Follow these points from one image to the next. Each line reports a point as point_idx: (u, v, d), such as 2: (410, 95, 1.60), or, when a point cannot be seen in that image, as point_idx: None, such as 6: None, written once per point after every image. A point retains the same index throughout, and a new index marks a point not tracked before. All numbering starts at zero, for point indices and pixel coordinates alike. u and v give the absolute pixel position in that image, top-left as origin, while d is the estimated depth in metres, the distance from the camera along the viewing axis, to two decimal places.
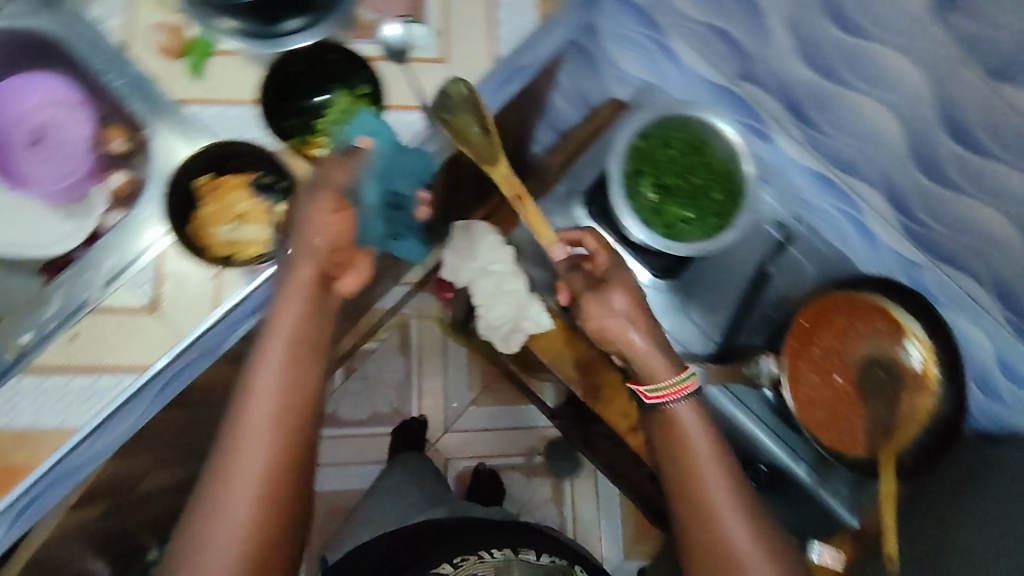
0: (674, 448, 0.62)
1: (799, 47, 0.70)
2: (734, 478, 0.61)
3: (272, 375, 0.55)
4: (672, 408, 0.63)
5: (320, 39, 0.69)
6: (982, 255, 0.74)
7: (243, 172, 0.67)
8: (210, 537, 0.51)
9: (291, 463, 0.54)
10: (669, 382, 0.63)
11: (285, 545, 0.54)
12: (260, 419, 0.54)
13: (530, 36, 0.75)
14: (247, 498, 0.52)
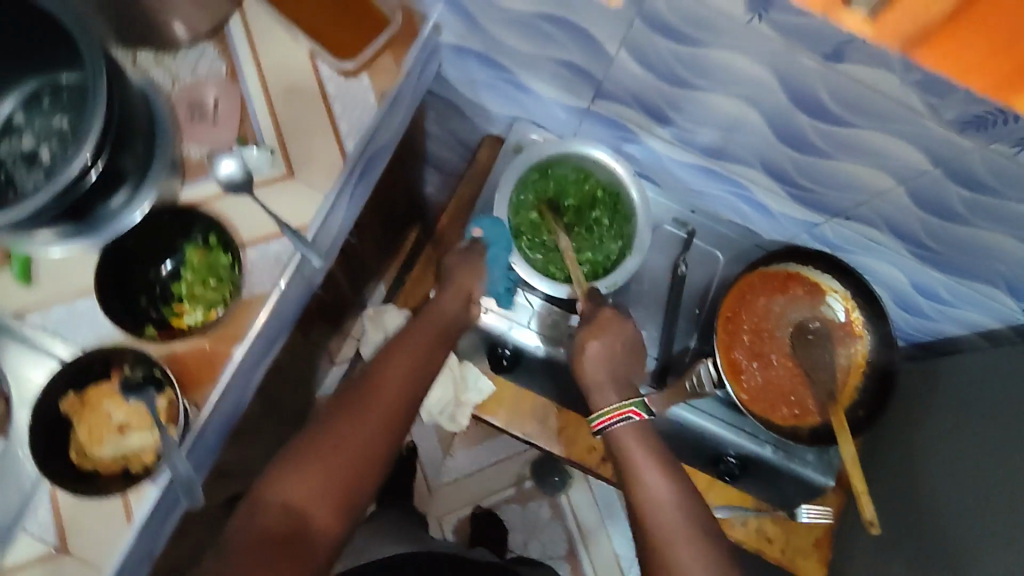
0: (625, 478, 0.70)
1: (638, 63, 0.66)
2: (664, 480, 0.69)
3: (430, 356, 0.73)
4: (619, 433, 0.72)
5: (153, 198, 0.63)
6: (869, 206, 0.75)
7: (107, 377, 0.61)
8: (327, 458, 0.64)
9: (390, 443, 0.67)
10: (608, 409, 0.72)
11: (363, 488, 0.65)
12: (390, 396, 0.69)
13: (373, 119, 0.72)
14: (355, 447, 0.65)
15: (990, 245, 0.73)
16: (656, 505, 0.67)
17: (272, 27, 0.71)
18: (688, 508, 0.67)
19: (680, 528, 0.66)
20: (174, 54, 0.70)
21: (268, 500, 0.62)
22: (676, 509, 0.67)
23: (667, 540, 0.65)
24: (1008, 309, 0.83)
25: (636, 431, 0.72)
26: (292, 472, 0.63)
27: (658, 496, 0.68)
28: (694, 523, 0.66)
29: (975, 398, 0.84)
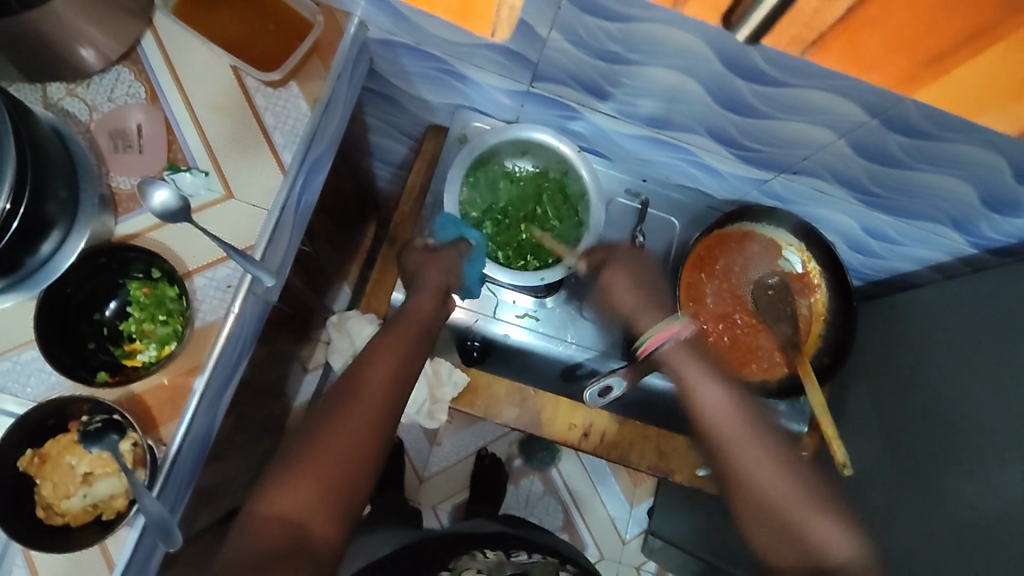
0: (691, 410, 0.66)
1: (572, 42, 0.65)
2: (715, 382, 0.66)
3: (409, 345, 0.67)
4: (662, 351, 0.70)
5: (82, 234, 0.60)
6: (815, 159, 0.76)
7: (66, 429, 0.60)
8: (320, 459, 0.57)
9: (382, 437, 0.61)
10: (651, 332, 0.70)
11: (361, 484, 0.58)
12: (375, 390, 0.62)
13: (307, 128, 0.70)
14: (348, 445, 0.58)
15: (932, 185, 0.74)
16: (716, 416, 0.65)
17: (189, 44, 0.68)
18: (757, 419, 0.64)
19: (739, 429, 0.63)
20: (85, 83, 0.67)
21: (259, 518, 0.54)
22: (743, 413, 0.64)
23: (734, 446, 0.62)
24: (954, 243, 0.86)
25: (683, 346, 0.70)
26: (285, 480, 0.56)
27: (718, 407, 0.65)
28: (757, 424, 0.64)
29: (932, 333, 0.87)
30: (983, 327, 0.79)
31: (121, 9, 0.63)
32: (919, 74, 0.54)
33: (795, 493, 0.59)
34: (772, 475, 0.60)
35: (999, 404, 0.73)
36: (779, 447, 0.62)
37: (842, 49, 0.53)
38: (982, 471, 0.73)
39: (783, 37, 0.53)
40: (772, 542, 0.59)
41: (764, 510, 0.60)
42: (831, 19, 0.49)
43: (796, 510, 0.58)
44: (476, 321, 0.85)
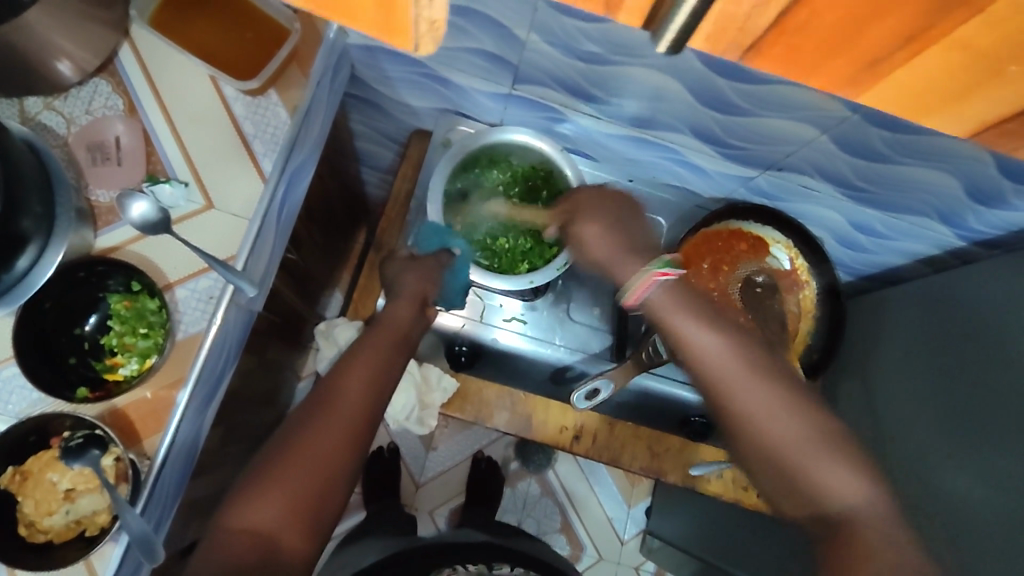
0: (715, 400, 0.56)
1: (551, 43, 0.64)
2: (710, 324, 0.57)
3: (386, 356, 0.66)
4: (648, 300, 0.59)
5: (60, 247, 0.59)
6: (799, 155, 0.76)
7: (48, 445, 0.59)
8: (290, 474, 0.56)
9: (357, 449, 0.60)
10: (635, 281, 0.59)
11: (333, 496, 0.58)
12: (348, 403, 0.61)
13: (287, 137, 0.69)
14: (319, 460, 0.57)
15: (917, 179, 0.74)
16: (712, 361, 0.56)
17: (166, 54, 0.68)
18: (751, 357, 0.56)
19: (738, 370, 0.55)
20: (63, 96, 0.66)
21: (227, 530, 0.54)
22: (738, 355, 0.55)
23: (727, 382, 0.55)
24: (942, 236, 0.85)
25: (670, 290, 0.58)
26: (255, 492, 0.55)
27: (708, 349, 0.56)
28: (759, 364, 0.55)
29: (922, 326, 0.87)
30: (972, 321, 0.79)
31: (98, 22, 0.63)
32: (855, 79, 0.37)
33: (791, 426, 0.53)
34: (767, 409, 0.54)
35: (988, 397, 0.73)
36: (777, 380, 0.55)
37: (783, 55, 0.37)
38: (974, 465, 0.73)
39: (717, 41, 0.37)
40: (776, 487, 0.54)
41: (767, 455, 0.53)
42: (768, 22, 0.34)
43: (801, 454, 0.52)
44: (462, 325, 0.83)
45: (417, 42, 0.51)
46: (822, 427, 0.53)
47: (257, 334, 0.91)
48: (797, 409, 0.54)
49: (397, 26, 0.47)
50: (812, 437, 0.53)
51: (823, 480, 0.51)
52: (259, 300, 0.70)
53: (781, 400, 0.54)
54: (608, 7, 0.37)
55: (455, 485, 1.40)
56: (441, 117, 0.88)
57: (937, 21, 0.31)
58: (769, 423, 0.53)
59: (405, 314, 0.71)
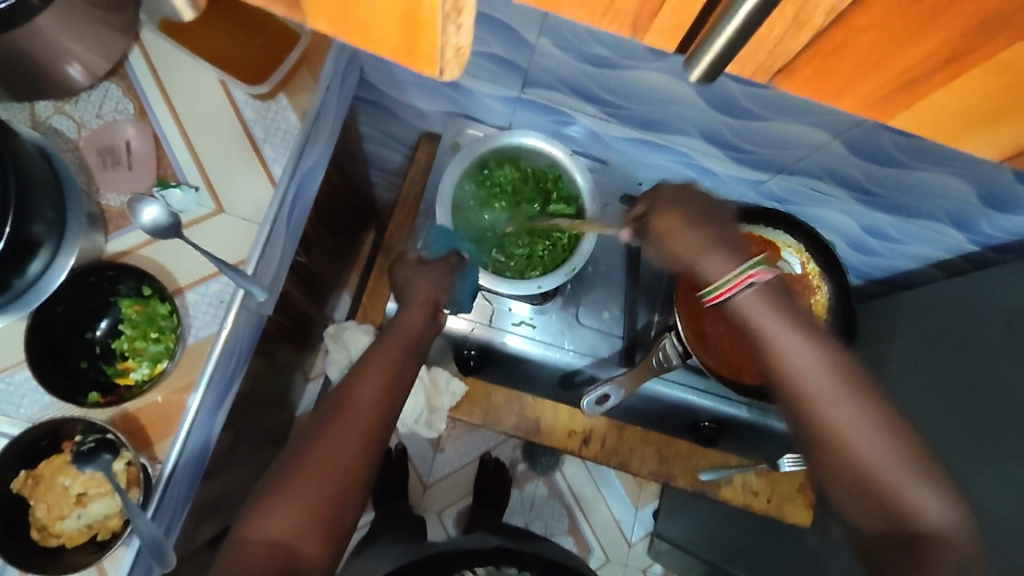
0: (799, 413, 0.54)
1: (561, 47, 0.64)
2: (804, 333, 0.55)
3: (399, 361, 0.67)
4: (736, 303, 0.56)
5: (71, 252, 0.60)
6: (810, 159, 0.75)
7: (59, 449, 0.59)
8: (308, 481, 0.56)
9: (372, 456, 0.60)
10: (727, 277, 0.56)
11: (350, 503, 0.58)
12: (362, 411, 0.61)
13: (297, 140, 0.69)
14: (335, 466, 0.58)
15: (930, 184, 0.73)
16: (801, 371, 0.54)
17: (176, 58, 0.68)
18: (847, 372, 0.54)
19: (831, 385, 0.53)
20: (73, 101, 0.67)
21: (246, 541, 0.53)
22: (832, 371, 0.53)
23: (819, 400, 0.53)
24: (955, 240, 0.85)
25: (763, 295, 0.55)
26: (272, 501, 0.55)
27: (800, 359, 0.54)
28: (853, 381, 0.53)
29: (934, 331, 0.86)
30: (986, 327, 0.78)
31: (107, 26, 0.63)
32: (886, 102, 0.33)
33: (880, 447, 0.52)
34: (860, 424, 0.52)
35: (1001, 404, 0.72)
36: (868, 397, 0.53)
37: (812, 75, 0.32)
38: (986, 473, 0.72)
39: (747, 62, 0.32)
40: (859, 505, 0.53)
41: (851, 468, 0.52)
42: (803, 44, 0.30)
43: (887, 471, 0.51)
44: (470, 329, 0.83)
45: (447, 68, 0.39)
46: (912, 447, 0.52)
47: (266, 337, 0.91)
48: (885, 429, 0.52)
49: (426, 57, 0.38)
50: (900, 456, 0.52)
51: (912, 507, 0.50)
52: (269, 304, 0.70)
53: (870, 417, 0.53)
54: (634, 33, 0.33)
55: (463, 486, 1.40)
56: (450, 119, 0.87)
57: (984, 44, 0.28)
58: (856, 437, 0.52)
59: (415, 320, 0.71)
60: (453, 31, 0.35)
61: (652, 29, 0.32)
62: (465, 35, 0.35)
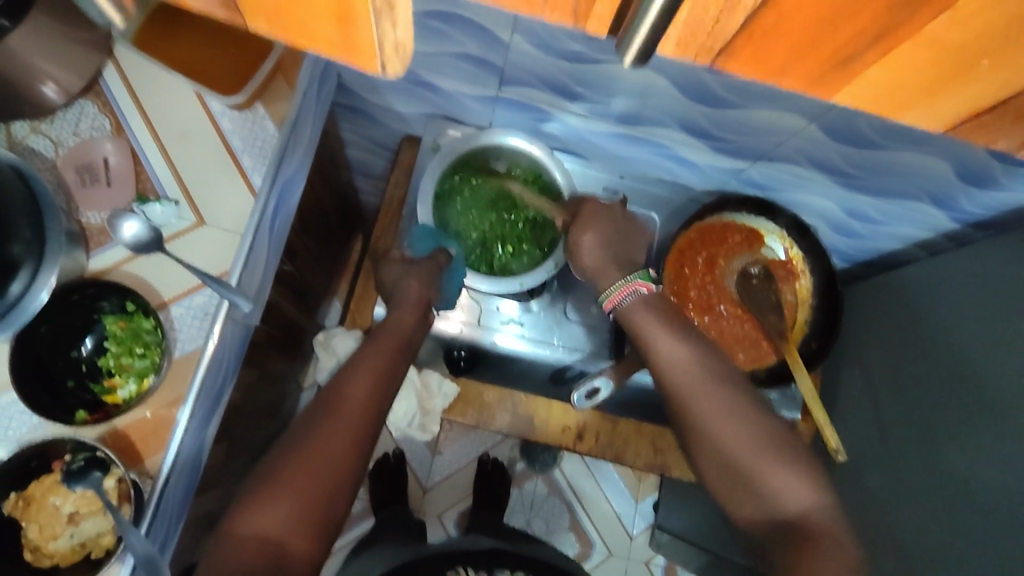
0: (679, 405, 0.61)
1: (535, 44, 0.64)
2: (693, 357, 0.62)
3: (390, 360, 0.67)
4: (624, 307, 0.66)
5: (49, 271, 0.58)
6: (788, 144, 0.76)
7: (49, 470, 0.59)
8: (298, 477, 0.56)
9: (363, 451, 0.60)
10: (614, 289, 0.66)
11: (340, 499, 0.58)
12: (353, 407, 0.62)
13: (275, 148, 0.69)
14: (326, 461, 0.58)
15: (907, 163, 0.74)
16: (668, 364, 0.62)
17: (150, 72, 0.68)
18: (707, 358, 0.62)
19: (698, 375, 0.61)
20: (49, 119, 0.66)
21: (235, 537, 0.54)
22: (693, 358, 0.62)
23: (687, 390, 0.61)
24: (934, 219, 0.85)
25: (647, 306, 0.65)
26: (263, 496, 0.55)
27: (669, 353, 0.62)
28: (712, 369, 0.61)
29: (919, 311, 0.87)
30: (970, 303, 0.79)
31: (80, 43, 0.62)
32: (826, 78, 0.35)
33: (737, 432, 0.59)
34: (725, 417, 0.59)
35: (988, 380, 0.73)
36: (789, 455, 0.58)
37: (752, 58, 0.35)
38: (978, 450, 0.73)
39: (690, 47, 0.35)
40: (726, 488, 0.59)
41: (719, 456, 0.59)
42: (739, 25, 0.32)
43: (752, 460, 0.57)
44: (460, 330, 0.83)
45: (388, 62, 0.44)
46: (777, 439, 0.58)
47: (255, 347, 0.91)
48: (756, 423, 0.59)
49: (368, 50, 0.41)
50: (764, 446, 0.58)
51: (768, 486, 0.56)
52: (254, 314, 0.70)
53: (728, 403, 0.60)
54: (574, 18, 0.36)
55: (462, 488, 1.40)
56: (430, 122, 0.87)
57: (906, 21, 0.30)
58: (726, 429, 0.59)
59: (407, 317, 0.72)
60: (386, 20, 0.38)
61: (590, 15, 0.35)
62: (399, 27, 0.40)
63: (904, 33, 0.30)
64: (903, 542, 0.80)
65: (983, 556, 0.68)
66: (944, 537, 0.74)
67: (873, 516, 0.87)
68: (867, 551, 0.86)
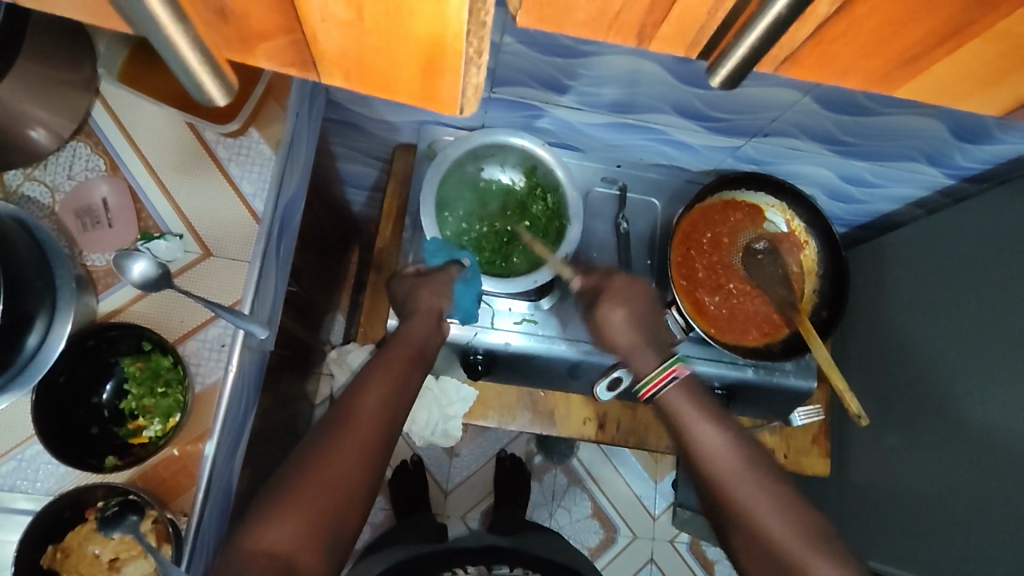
0: (723, 498, 0.64)
1: (526, 45, 0.64)
2: (718, 422, 0.69)
3: (404, 371, 0.67)
4: (666, 393, 0.71)
5: (66, 323, 0.59)
6: (783, 119, 0.76)
7: (83, 519, 0.60)
8: (310, 491, 0.56)
9: (375, 466, 0.60)
10: (654, 373, 0.71)
11: (352, 516, 0.58)
12: (365, 422, 0.62)
13: (276, 173, 0.69)
14: (338, 479, 0.58)
15: (902, 126, 0.74)
16: (713, 456, 0.66)
17: (141, 108, 0.67)
18: (749, 459, 0.66)
19: (739, 467, 0.65)
20: (41, 165, 0.65)
21: (245, 551, 0.53)
22: (736, 450, 0.67)
23: (734, 488, 0.64)
24: (931, 177, 0.86)
25: (685, 392, 0.71)
26: (275, 512, 0.55)
27: (716, 447, 0.67)
28: (755, 463, 0.66)
29: (923, 269, 0.88)
30: (974, 259, 0.80)
31: (68, 86, 0.61)
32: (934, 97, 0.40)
33: (792, 530, 0.61)
34: (770, 512, 0.62)
35: (999, 332, 0.74)
36: (829, 547, 0.60)
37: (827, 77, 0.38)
38: (994, 401, 0.74)
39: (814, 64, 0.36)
40: (755, 560, 0.61)
41: (765, 548, 0.60)
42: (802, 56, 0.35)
43: (795, 549, 0.59)
44: (473, 335, 0.82)
45: (467, 104, 0.42)
46: (798, 520, 0.61)
47: (268, 371, 0.91)
48: (798, 521, 0.61)
49: (444, 96, 0.41)
50: (808, 540, 0.60)
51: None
52: (269, 340, 0.70)
53: (781, 509, 0.62)
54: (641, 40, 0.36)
55: (482, 488, 1.41)
56: (422, 128, 0.87)
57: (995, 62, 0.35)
58: (776, 527, 0.61)
59: (417, 332, 0.72)
60: (472, 70, 0.37)
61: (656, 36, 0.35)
62: (483, 71, 0.37)
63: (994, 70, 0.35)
64: (925, 495, 0.81)
65: (1009, 506, 0.69)
66: (966, 488, 0.75)
67: (894, 473, 0.88)
68: (892, 507, 0.87)
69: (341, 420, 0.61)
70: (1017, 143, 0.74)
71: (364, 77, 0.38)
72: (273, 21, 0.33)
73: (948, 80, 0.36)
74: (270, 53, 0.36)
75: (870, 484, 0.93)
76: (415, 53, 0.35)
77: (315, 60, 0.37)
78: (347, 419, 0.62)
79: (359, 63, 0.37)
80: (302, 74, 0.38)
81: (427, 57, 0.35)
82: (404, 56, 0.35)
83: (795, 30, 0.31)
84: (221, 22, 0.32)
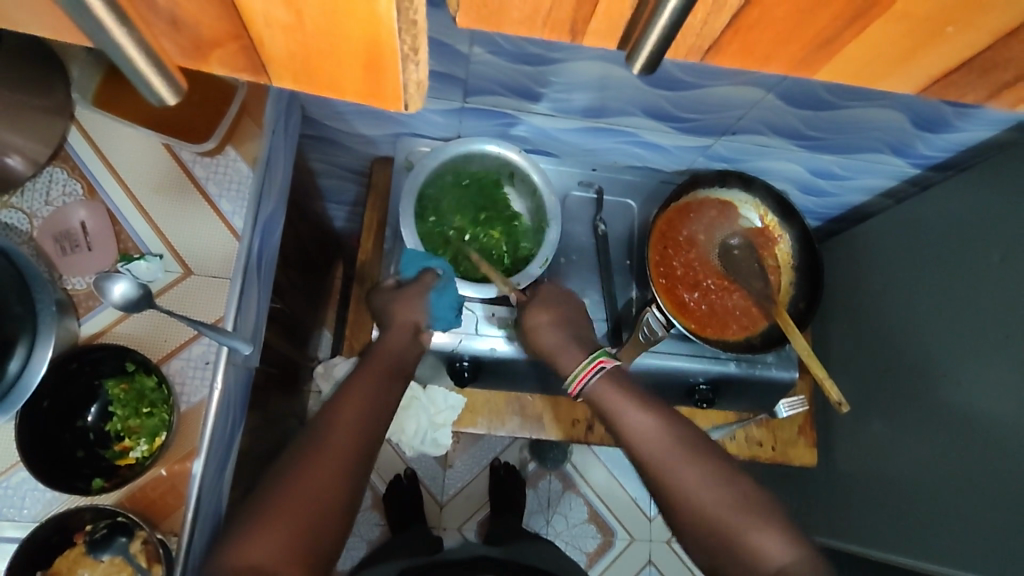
0: (661, 486, 0.63)
1: (493, 53, 0.65)
2: (639, 404, 0.67)
3: (381, 386, 0.68)
4: (593, 385, 0.69)
5: (47, 347, 0.58)
6: (749, 117, 0.78)
7: (72, 542, 0.59)
8: (292, 504, 0.57)
9: (355, 477, 0.61)
10: (579, 368, 0.69)
11: (334, 529, 0.58)
12: (345, 432, 0.62)
13: (253, 190, 0.69)
14: (319, 487, 0.58)
15: (864, 119, 0.77)
16: (645, 439, 0.65)
17: (116, 131, 0.67)
18: (675, 432, 0.65)
19: (672, 451, 0.64)
20: (18, 192, 0.65)
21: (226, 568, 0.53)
22: (664, 432, 0.65)
23: (659, 467, 0.63)
24: (897, 167, 0.88)
25: (610, 380, 0.69)
26: (257, 526, 0.55)
27: (644, 431, 0.65)
28: (686, 441, 0.64)
29: (895, 256, 0.90)
30: (943, 243, 0.82)
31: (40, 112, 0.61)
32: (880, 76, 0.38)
33: (719, 496, 0.61)
34: (699, 485, 0.62)
35: (969, 313, 0.77)
36: (734, 488, 0.62)
37: (742, 50, 0.35)
38: (969, 380, 0.75)
39: (749, 51, 0.35)
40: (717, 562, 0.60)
41: (704, 530, 0.60)
42: (725, 23, 0.33)
43: (735, 525, 0.59)
44: (458, 342, 0.82)
45: (411, 100, 0.41)
46: (745, 500, 0.61)
47: (256, 389, 0.91)
48: (728, 488, 0.62)
49: (389, 94, 0.40)
50: (740, 511, 0.60)
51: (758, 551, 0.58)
52: (253, 357, 0.71)
53: (700, 474, 0.62)
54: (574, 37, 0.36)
55: (477, 497, 1.41)
56: (398, 141, 0.88)
57: (943, 36, 0.33)
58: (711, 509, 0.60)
59: (398, 341, 0.73)
60: (413, 67, 0.36)
61: (589, 31, 0.35)
62: (424, 67, 0.37)
63: (935, 39, 0.33)
64: (909, 477, 0.83)
65: (991, 481, 0.71)
66: (948, 466, 0.77)
67: (878, 458, 0.89)
68: (878, 492, 0.89)
69: (322, 433, 0.62)
70: (974, 129, 0.77)
71: (313, 79, 0.38)
72: (220, 26, 0.33)
73: (865, 65, 0.36)
74: (221, 58, 0.36)
75: (856, 470, 0.94)
76: (356, 49, 0.35)
77: (264, 65, 0.37)
78: (330, 430, 0.62)
79: (304, 64, 0.36)
80: (256, 80, 0.38)
81: (369, 58, 0.35)
82: (344, 67, 0.37)
83: (703, 13, 0.32)
84: (175, 31, 0.33)
